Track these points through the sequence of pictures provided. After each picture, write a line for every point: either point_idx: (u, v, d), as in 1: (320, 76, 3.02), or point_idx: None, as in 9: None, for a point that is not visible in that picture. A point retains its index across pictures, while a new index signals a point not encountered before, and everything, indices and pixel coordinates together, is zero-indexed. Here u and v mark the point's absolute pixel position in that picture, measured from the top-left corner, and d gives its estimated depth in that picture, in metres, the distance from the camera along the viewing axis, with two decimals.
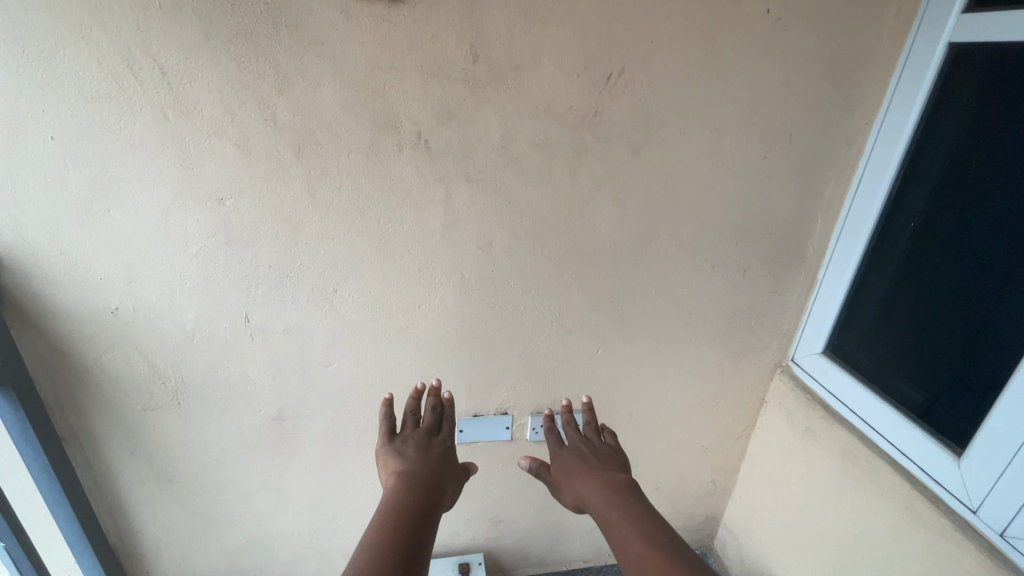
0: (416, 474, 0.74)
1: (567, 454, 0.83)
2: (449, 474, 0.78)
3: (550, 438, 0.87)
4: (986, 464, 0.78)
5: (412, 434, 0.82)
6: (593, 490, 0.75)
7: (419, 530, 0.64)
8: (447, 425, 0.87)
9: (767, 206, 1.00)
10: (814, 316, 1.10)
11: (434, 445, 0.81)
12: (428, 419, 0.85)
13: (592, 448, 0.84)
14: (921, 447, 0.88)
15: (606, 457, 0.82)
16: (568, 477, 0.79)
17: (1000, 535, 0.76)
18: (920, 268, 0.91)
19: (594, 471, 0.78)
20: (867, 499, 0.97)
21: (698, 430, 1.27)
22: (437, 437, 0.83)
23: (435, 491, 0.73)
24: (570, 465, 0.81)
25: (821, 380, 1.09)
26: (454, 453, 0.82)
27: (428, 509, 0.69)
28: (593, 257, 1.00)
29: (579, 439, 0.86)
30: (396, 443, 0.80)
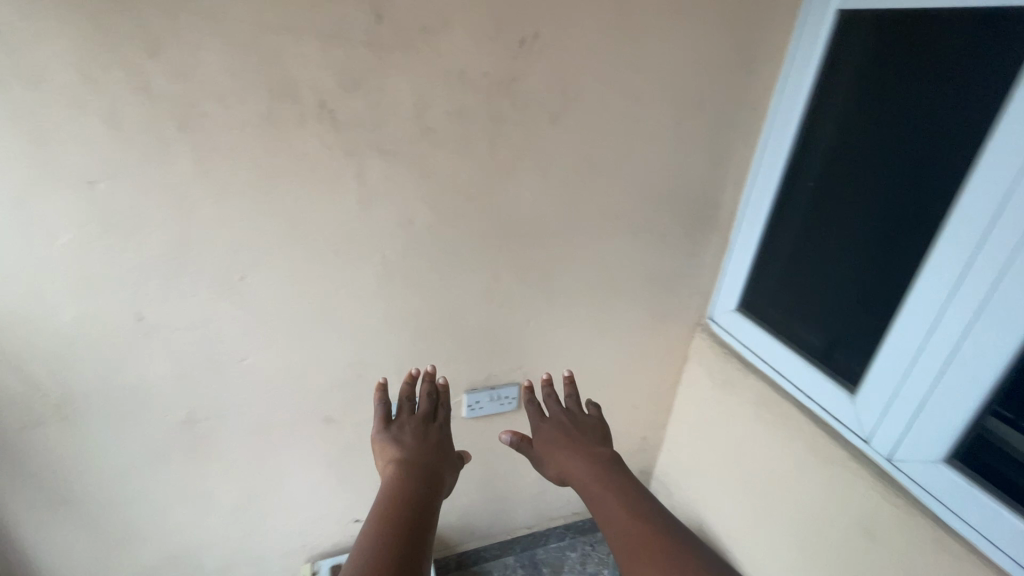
0: (415, 466, 0.68)
1: (552, 429, 0.79)
2: (447, 465, 0.72)
3: (530, 410, 0.82)
4: (875, 398, 0.87)
5: (408, 422, 0.75)
6: (579, 471, 0.72)
7: (420, 531, 0.58)
8: (445, 412, 0.79)
9: (683, 171, 1.03)
10: (729, 275, 1.16)
11: (432, 434, 0.74)
12: (427, 406, 0.78)
13: (574, 421, 0.80)
14: (823, 388, 0.96)
15: (593, 431, 0.78)
16: (552, 455, 0.76)
17: (887, 459, 0.86)
18: (818, 223, 0.98)
19: (579, 449, 0.75)
20: (778, 440, 1.05)
21: (629, 391, 1.32)
22: (437, 425, 0.77)
23: (436, 485, 0.67)
24: (556, 441, 0.77)
25: (737, 335, 1.16)
26: (451, 443, 0.76)
27: (429, 505, 0.63)
28: (517, 229, 0.99)
29: (561, 410, 0.81)
30: (394, 431, 0.73)
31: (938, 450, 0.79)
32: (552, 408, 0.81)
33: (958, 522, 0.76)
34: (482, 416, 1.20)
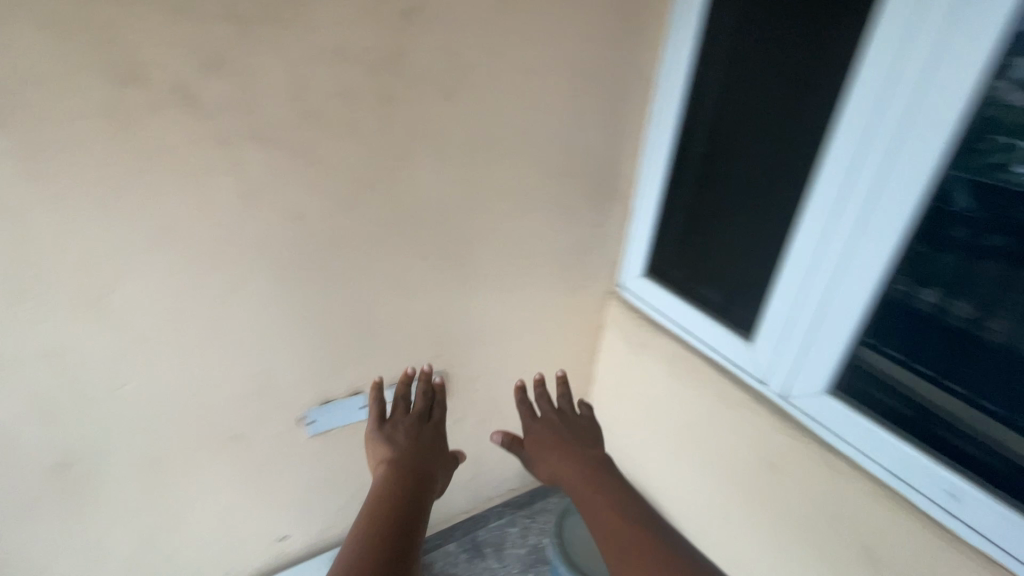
0: (407, 464, 0.70)
1: (544, 428, 0.81)
2: (440, 465, 0.74)
3: (522, 410, 0.83)
4: (768, 344, 0.94)
5: (403, 420, 0.77)
6: (568, 469, 0.75)
7: (411, 523, 0.61)
8: (440, 410, 0.81)
9: (582, 143, 1.04)
10: (633, 243, 1.20)
11: (426, 431, 0.77)
12: (423, 404, 0.80)
13: (565, 422, 0.82)
14: (724, 340, 1.03)
15: (583, 434, 0.81)
16: (542, 454, 0.78)
17: (785, 399, 0.94)
18: (710, 186, 1.03)
19: (570, 449, 0.77)
20: (690, 393, 1.12)
21: (551, 365, 1.34)
22: (431, 423, 0.79)
23: (427, 483, 0.69)
24: (547, 441, 0.79)
25: (645, 298, 1.21)
26: (444, 442, 0.77)
27: (421, 500, 0.66)
28: (421, 213, 0.94)
29: (552, 410, 0.83)
30: (387, 430, 0.75)
31: (822, 380, 0.88)
32: (546, 409, 0.84)
33: (840, 442, 0.86)
34: None
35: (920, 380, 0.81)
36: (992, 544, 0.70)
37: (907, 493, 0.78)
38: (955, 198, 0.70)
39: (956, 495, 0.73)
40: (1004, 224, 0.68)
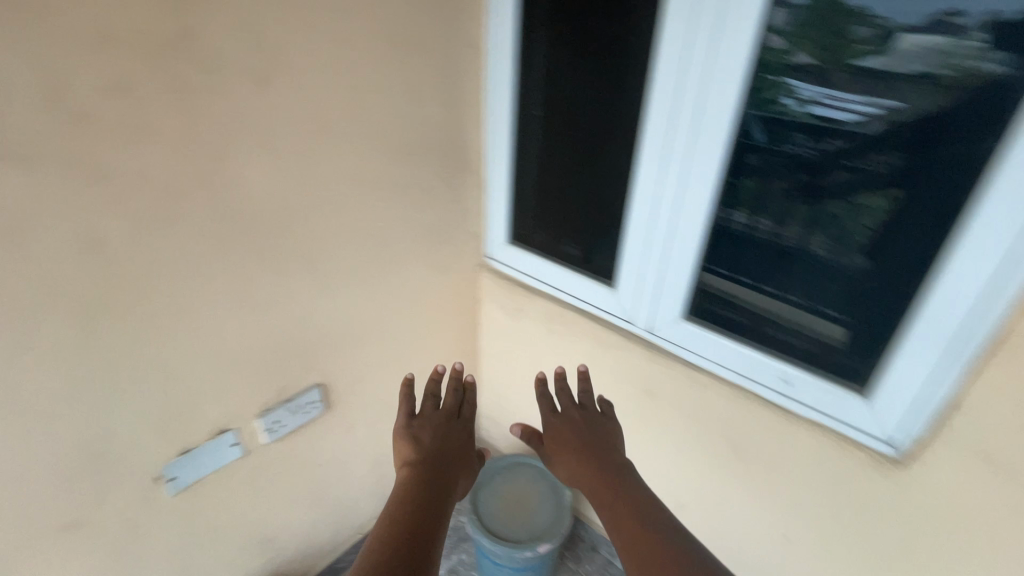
0: (428, 467, 0.71)
1: (566, 425, 0.80)
2: (461, 467, 0.76)
3: (543, 405, 0.84)
4: (628, 284, 1.02)
5: (430, 418, 0.78)
6: (583, 467, 0.74)
7: (431, 526, 0.63)
8: (468, 408, 0.82)
9: (422, 118, 0.99)
10: (493, 212, 1.20)
11: (450, 431, 0.78)
12: (452, 401, 0.82)
13: (585, 419, 0.81)
14: (592, 290, 1.09)
15: (601, 430, 0.80)
16: (559, 451, 0.78)
17: (649, 331, 1.03)
18: (555, 147, 1.07)
19: (586, 448, 0.76)
20: (570, 346, 1.18)
21: (435, 348, 1.31)
22: (458, 422, 0.80)
23: (447, 485, 0.71)
24: (566, 438, 0.79)
25: (514, 265, 1.23)
26: (467, 444, 0.79)
27: (440, 504, 0.67)
28: (255, 217, 0.83)
29: (573, 406, 0.82)
30: (414, 428, 0.77)
31: (678, 309, 0.97)
32: (567, 403, 0.83)
33: (701, 359, 0.96)
34: (286, 435, 1.06)
35: (745, 289, 0.91)
36: (821, 412, 0.85)
37: (755, 389, 0.91)
38: (753, 131, 0.80)
39: (789, 381, 0.87)
40: (786, 148, 0.79)
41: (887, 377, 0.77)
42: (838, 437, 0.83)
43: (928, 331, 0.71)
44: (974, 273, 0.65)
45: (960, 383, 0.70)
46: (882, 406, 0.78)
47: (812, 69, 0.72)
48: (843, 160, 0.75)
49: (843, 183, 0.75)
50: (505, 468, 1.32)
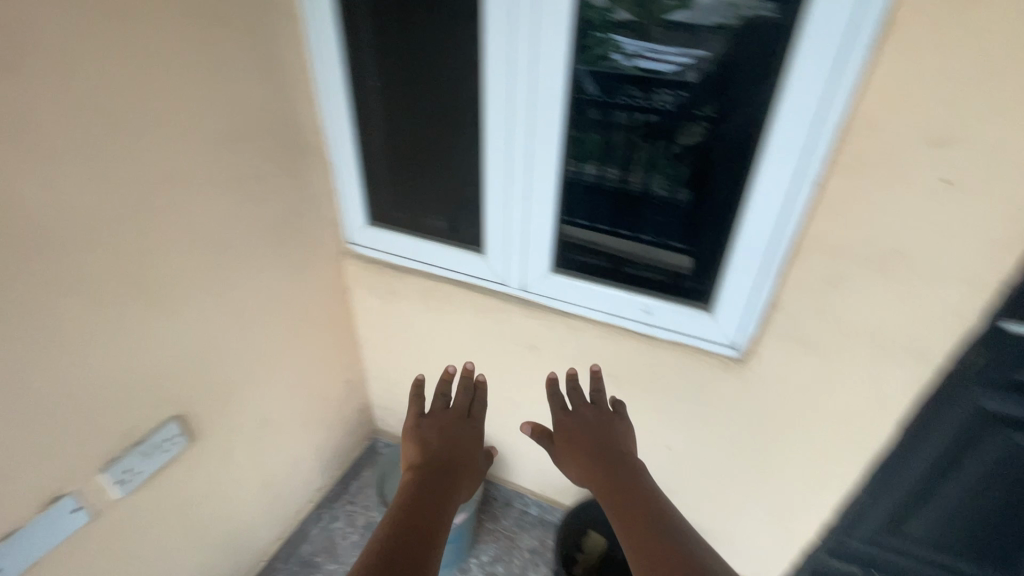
0: (431, 468, 0.72)
1: (577, 424, 0.79)
2: (469, 468, 0.76)
3: (553, 404, 0.83)
4: (495, 247, 1.03)
5: (439, 417, 0.81)
6: (598, 470, 0.72)
7: (429, 527, 0.63)
8: (480, 406, 0.84)
9: (240, 96, 0.88)
10: (345, 194, 1.13)
11: (458, 429, 0.79)
12: (463, 400, 0.84)
13: (597, 420, 0.80)
14: (461, 259, 1.09)
15: (612, 431, 0.78)
16: (571, 452, 0.76)
17: (523, 289, 1.05)
18: (400, 118, 1.03)
19: (601, 451, 0.74)
20: (452, 317, 1.17)
21: (308, 348, 1.22)
22: (469, 419, 0.82)
23: (451, 485, 0.71)
24: (578, 439, 0.77)
25: (377, 246, 1.17)
26: (474, 444, 0.79)
27: (441, 505, 0.67)
28: (45, 236, 0.67)
29: (584, 405, 0.82)
30: (422, 428, 0.79)
31: (547, 263, 1.01)
32: (579, 402, 0.83)
33: (574, 306, 1.02)
34: (144, 482, 0.91)
35: (603, 234, 0.98)
36: (678, 333, 0.95)
37: (621, 323, 0.98)
38: (584, 83, 0.84)
39: (650, 310, 0.95)
40: (617, 99, 0.84)
41: (723, 292, 0.87)
42: (694, 351, 0.95)
43: (747, 247, 0.81)
44: (773, 191, 0.75)
45: (775, 286, 0.82)
46: (723, 317, 0.89)
47: (632, 26, 0.77)
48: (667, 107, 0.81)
49: (668, 128, 0.83)
50: None
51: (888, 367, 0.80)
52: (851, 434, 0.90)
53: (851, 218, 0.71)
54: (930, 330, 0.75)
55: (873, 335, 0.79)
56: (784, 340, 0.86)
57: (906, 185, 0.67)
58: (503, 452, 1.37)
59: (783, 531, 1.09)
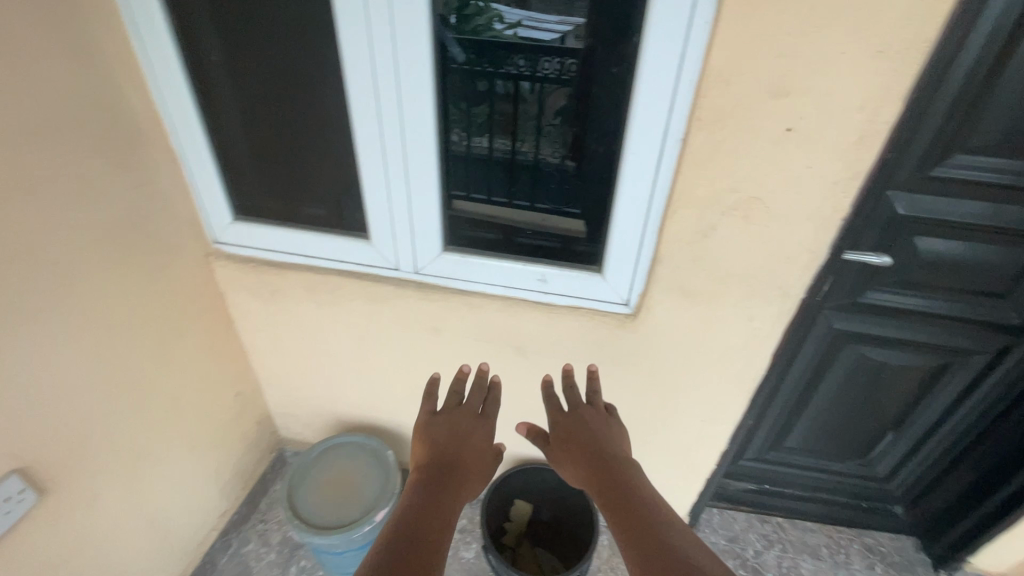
0: (437, 466, 0.71)
1: (571, 425, 0.72)
2: (475, 469, 0.74)
3: (550, 405, 0.77)
4: (382, 231, 0.97)
5: (449, 413, 0.80)
6: (594, 474, 0.65)
7: (433, 526, 0.62)
8: (493, 404, 0.84)
9: (39, 79, 0.72)
10: (201, 188, 1.00)
11: (466, 426, 0.79)
12: (476, 399, 0.83)
13: (595, 421, 0.73)
14: (345, 247, 1.01)
15: (609, 434, 0.71)
16: (567, 454, 0.69)
17: (417, 272, 1.01)
18: (259, 97, 0.92)
19: (597, 453, 0.67)
20: (345, 309, 1.10)
21: (183, 364, 1.08)
22: (479, 417, 0.81)
23: (454, 488, 0.69)
24: (572, 440, 0.70)
25: (248, 242, 1.05)
26: (482, 444, 0.78)
27: (446, 505, 0.66)
28: None
29: (580, 405, 0.75)
30: (431, 423, 0.79)
31: (437, 243, 0.96)
32: (573, 401, 0.76)
33: (472, 283, 0.99)
34: None
35: (498, 206, 0.96)
36: (575, 297, 0.96)
37: (520, 294, 0.98)
38: (453, 51, 0.81)
39: (546, 279, 0.95)
40: (500, 68, 0.83)
41: (611, 253, 0.89)
42: (591, 312, 0.97)
43: (627, 207, 0.83)
44: (645, 151, 0.78)
45: (656, 242, 0.85)
46: (614, 277, 0.92)
47: None
48: (548, 75, 0.82)
49: (553, 96, 0.84)
50: (318, 459, 1.23)
51: (759, 304, 0.88)
52: (735, 369, 0.98)
53: (715, 170, 0.76)
54: (789, 267, 0.83)
55: (743, 278, 0.85)
56: (670, 292, 0.90)
57: (759, 135, 0.71)
58: None
59: (688, 465, 1.18)
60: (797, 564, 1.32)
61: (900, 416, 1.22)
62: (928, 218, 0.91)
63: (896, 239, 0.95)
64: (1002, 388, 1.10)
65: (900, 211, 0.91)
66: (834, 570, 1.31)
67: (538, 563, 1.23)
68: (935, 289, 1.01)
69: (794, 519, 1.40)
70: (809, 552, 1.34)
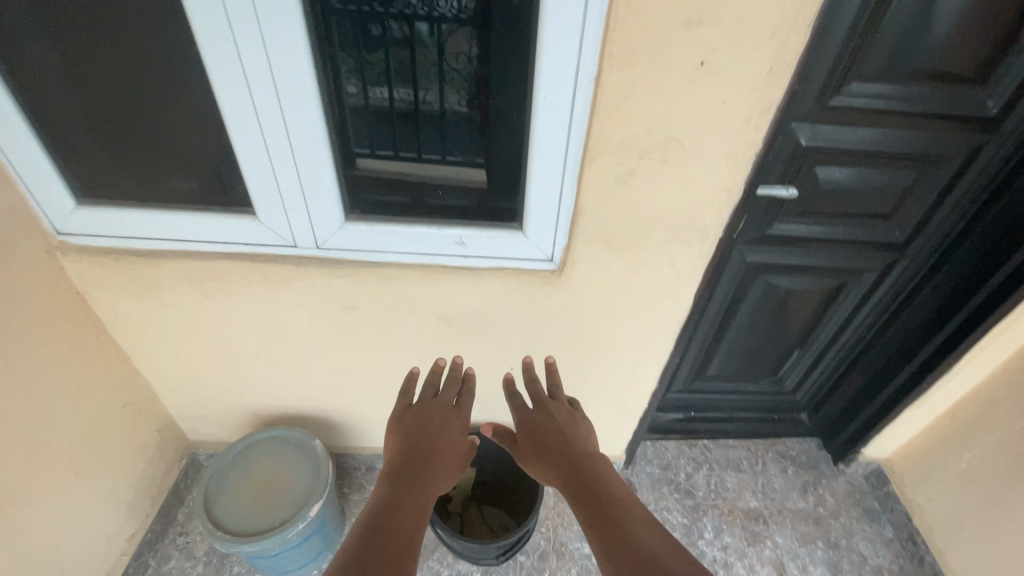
0: (414, 455, 0.78)
1: (536, 420, 0.78)
2: (449, 459, 0.82)
3: (515, 405, 0.82)
4: (272, 206, 0.84)
5: (425, 407, 0.88)
6: (561, 466, 0.70)
7: (412, 509, 0.70)
8: (466, 397, 0.91)
9: None
10: (24, 171, 0.79)
11: (441, 418, 0.86)
12: (449, 393, 0.91)
13: (559, 416, 0.79)
14: (229, 227, 0.87)
15: (573, 428, 0.77)
16: (534, 450, 0.75)
17: (319, 247, 0.89)
18: (84, 48, 0.74)
19: (564, 447, 0.73)
20: (242, 296, 0.97)
21: (43, 383, 0.91)
22: (452, 409, 0.88)
23: (429, 475, 0.77)
24: (536, 436, 0.76)
25: (104, 232, 0.87)
26: (457, 436, 0.86)
27: (423, 492, 0.74)
28: None
29: (544, 401, 0.81)
30: (408, 416, 0.86)
31: (337, 214, 0.85)
32: (538, 397, 0.82)
33: (383, 254, 0.90)
34: None
35: (406, 164, 0.86)
36: (496, 259, 0.90)
37: (438, 259, 0.90)
38: None
39: (464, 241, 0.88)
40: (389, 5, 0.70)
41: (530, 208, 0.83)
42: (515, 272, 0.92)
43: (543, 158, 0.77)
44: (559, 94, 0.70)
45: (576, 193, 0.81)
46: (535, 234, 0.87)
47: None
48: (446, 14, 0.71)
49: (454, 37, 0.73)
50: (235, 462, 1.12)
51: (681, 247, 0.88)
52: (661, 313, 0.99)
53: (630, 111, 0.71)
54: (708, 207, 0.82)
55: (665, 222, 0.84)
56: (594, 244, 0.87)
57: (670, 71, 0.67)
58: (350, 422, 1.26)
59: (622, 409, 1.20)
60: (722, 480, 1.42)
61: (803, 334, 1.32)
62: (829, 147, 0.94)
63: (800, 170, 0.98)
64: (888, 298, 1.21)
65: (803, 142, 0.93)
66: (754, 479, 1.43)
67: (487, 526, 1.24)
68: (832, 215, 1.07)
69: (718, 439, 1.51)
70: (732, 467, 1.45)
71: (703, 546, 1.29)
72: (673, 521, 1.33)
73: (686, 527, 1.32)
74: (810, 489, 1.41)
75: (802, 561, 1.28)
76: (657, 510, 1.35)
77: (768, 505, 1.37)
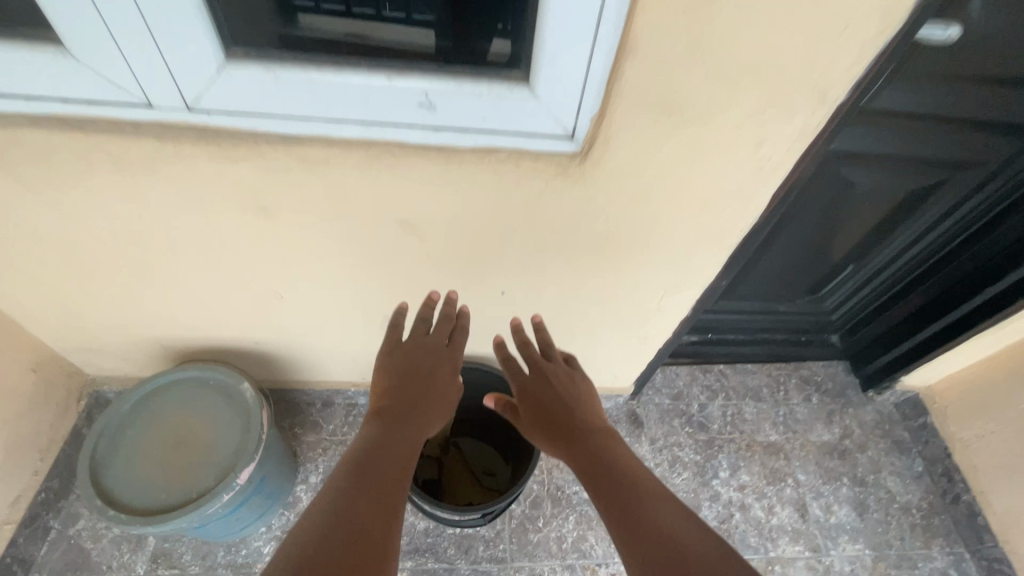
0: (399, 407, 0.58)
1: (539, 390, 0.64)
2: (439, 407, 0.61)
3: (510, 370, 0.67)
4: (85, 30, 0.47)
5: (415, 340, 0.65)
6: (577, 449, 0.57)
7: (392, 477, 0.50)
8: (463, 333, 0.68)
9: None
10: None
11: (432, 357, 0.63)
12: (442, 334, 0.66)
13: (566, 383, 0.65)
14: (20, 68, 0.50)
15: (581, 399, 0.64)
16: (541, 428, 0.62)
17: (192, 110, 0.54)
18: None
19: (575, 425, 0.60)
20: (88, 188, 0.62)
21: None
22: (445, 351, 0.65)
23: (415, 427, 0.57)
24: (540, 411, 0.62)
25: None
26: (451, 377, 0.64)
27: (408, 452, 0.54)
28: None
29: (546, 364, 0.66)
30: (394, 353, 0.64)
31: (211, 47, 0.49)
32: (533, 360, 0.67)
33: (300, 123, 0.56)
34: None
35: None
36: (484, 134, 0.57)
37: (392, 134, 0.57)
38: None
39: (431, 104, 0.54)
40: None
41: (545, 43, 0.49)
42: (515, 156, 0.60)
43: None
44: None
45: (626, 11, 0.46)
46: (550, 93, 0.53)
47: None
48: None
49: None
50: (133, 415, 0.85)
51: (779, 117, 0.56)
52: (718, 220, 0.69)
53: None
54: (843, 44, 0.49)
55: (765, 72, 0.51)
56: (643, 109, 0.54)
57: None
58: (293, 355, 0.99)
59: (641, 341, 0.96)
60: (740, 410, 1.23)
61: (862, 246, 1.07)
62: None
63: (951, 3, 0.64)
64: (987, 203, 0.95)
65: None
66: (774, 409, 1.24)
67: (471, 472, 1.04)
68: (965, 80, 0.75)
69: (736, 364, 1.30)
70: (751, 396, 1.26)
71: (717, 487, 1.13)
72: (684, 459, 1.15)
73: (699, 465, 1.15)
74: (836, 419, 1.24)
75: (825, 500, 1.13)
76: (666, 447, 1.17)
77: (790, 439, 1.20)
